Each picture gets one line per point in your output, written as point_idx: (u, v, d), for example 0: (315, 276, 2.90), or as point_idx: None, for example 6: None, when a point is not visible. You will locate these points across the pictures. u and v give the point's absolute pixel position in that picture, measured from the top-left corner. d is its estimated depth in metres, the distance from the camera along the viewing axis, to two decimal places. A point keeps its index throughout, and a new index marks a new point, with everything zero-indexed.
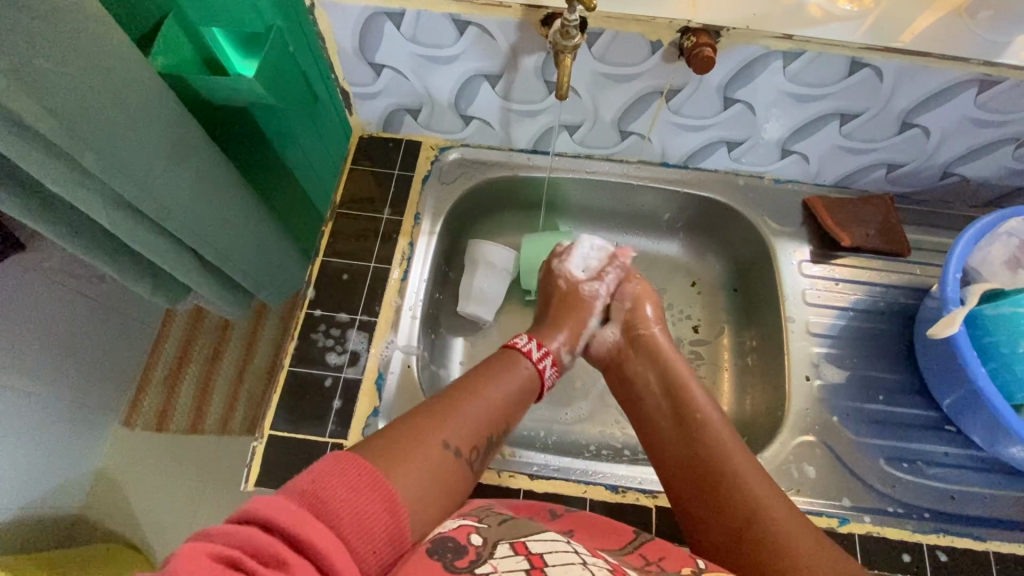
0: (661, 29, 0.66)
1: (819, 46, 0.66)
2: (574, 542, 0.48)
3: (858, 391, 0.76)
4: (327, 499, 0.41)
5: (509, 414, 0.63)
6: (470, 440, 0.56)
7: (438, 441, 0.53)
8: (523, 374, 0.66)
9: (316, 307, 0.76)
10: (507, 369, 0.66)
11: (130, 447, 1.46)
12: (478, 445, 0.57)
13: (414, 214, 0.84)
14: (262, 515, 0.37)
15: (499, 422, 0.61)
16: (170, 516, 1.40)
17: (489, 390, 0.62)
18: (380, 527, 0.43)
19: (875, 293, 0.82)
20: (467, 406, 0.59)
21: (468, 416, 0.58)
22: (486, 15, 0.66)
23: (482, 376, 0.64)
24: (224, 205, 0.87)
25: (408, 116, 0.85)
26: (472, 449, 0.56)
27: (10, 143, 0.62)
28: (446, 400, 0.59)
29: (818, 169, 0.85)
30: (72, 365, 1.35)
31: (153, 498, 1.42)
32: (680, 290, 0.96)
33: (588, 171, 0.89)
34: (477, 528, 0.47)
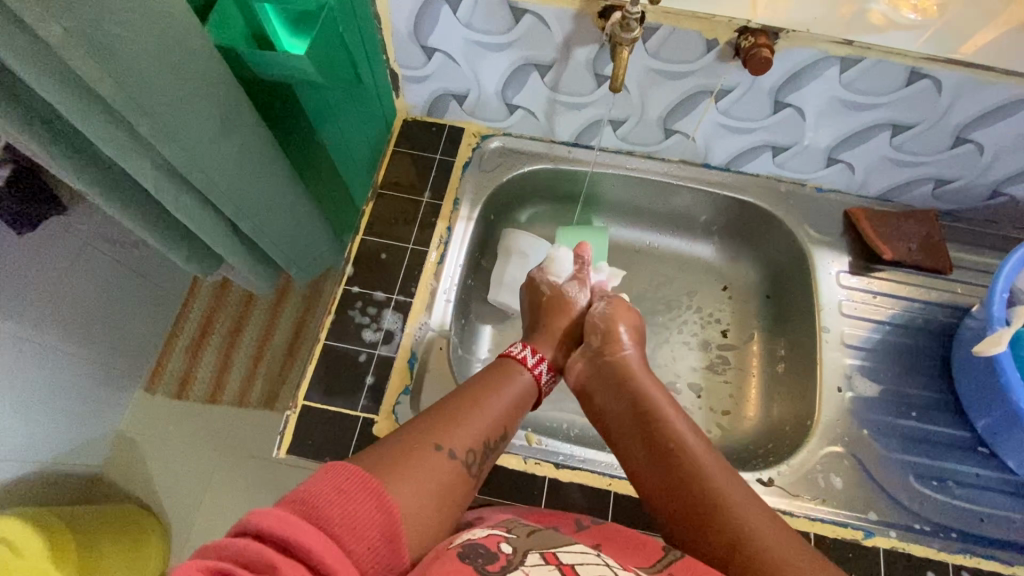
0: (720, 28, 0.66)
1: (880, 53, 0.65)
2: (603, 556, 0.47)
3: (890, 406, 0.75)
4: (317, 502, 0.40)
5: (506, 421, 0.62)
6: (466, 442, 0.55)
7: (432, 446, 0.53)
8: (511, 385, 0.65)
9: (354, 284, 0.77)
10: (495, 383, 0.64)
11: (150, 411, 1.51)
12: (473, 446, 0.56)
13: (453, 199, 0.85)
14: (253, 523, 0.37)
15: (495, 428, 0.60)
16: (190, 481, 1.44)
17: (480, 399, 0.61)
18: (371, 520, 0.42)
19: (913, 309, 0.81)
20: (458, 412, 0.58)
21: (459, 421, 0.57)
22: (544, 3, 0.66)
23: (471, 386, 0.63)
24: (254, 174, 0.90)
25: (453, 102, 0.85)
26: (467, 451, 0.55)
27: (72, 101, 0.64)
28: (440, 409, 0.58)
29: (863, 181, 0.84)
30: (104, 327, 1.39)
31: (172, 462, 1.45)
32: (711, 294, 0.96)
33: (629, 167, 0.89)
34: (505, 539, 0.46)
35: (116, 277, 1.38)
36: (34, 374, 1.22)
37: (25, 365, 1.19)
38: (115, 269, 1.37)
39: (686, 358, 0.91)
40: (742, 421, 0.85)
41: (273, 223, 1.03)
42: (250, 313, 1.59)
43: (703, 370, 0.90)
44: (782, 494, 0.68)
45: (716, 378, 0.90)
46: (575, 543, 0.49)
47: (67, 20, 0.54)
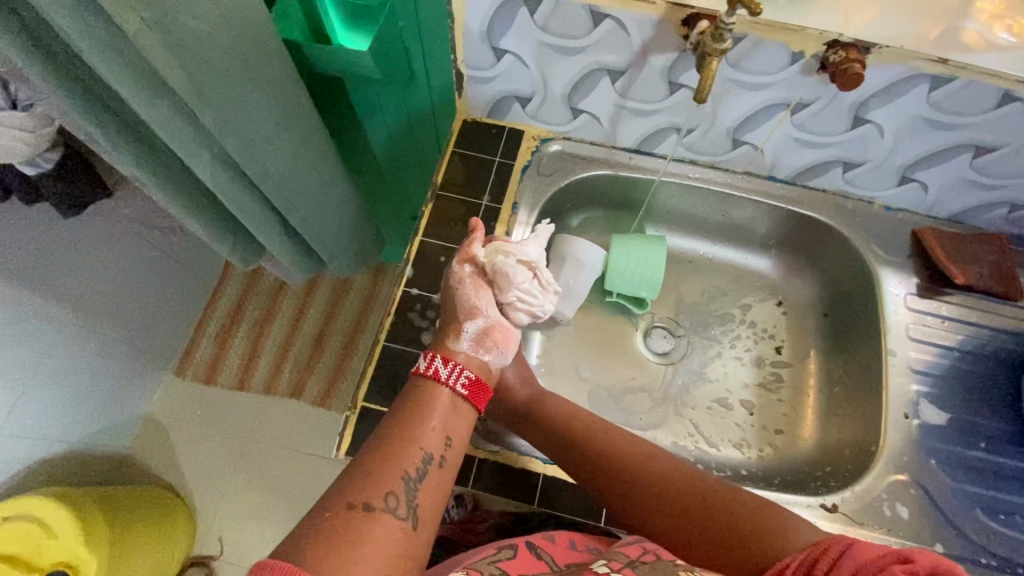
0: (809, 40, 0.63)
1: (974, 74, 0.63)
2: None
3: (957, 436, 0.73)
4: None
5: (435, 446, 0.55)
6: (387, 488, 0.49)
7: (353, 509, 0.47)
8: (427, 408, 0.56)
9: (413, 287, 0.77)
10: (414, 411, 0.56)
11: (180, 396, 1.52)
12: (395, 489, 0.49)
13: (511, 203, 0.84)
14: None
15: (427, 462, 0.53)
16: (217, 466, 1.43)
17: (397, 434, 0.54)
18: None
19: (983, 336, 0.78)
20: (374, 459, 0.52)
21: (377, 468, 0.51)
22: (627, 9, 0.65)
23: (384, 424, 0.55)
24: (297, 164, 0.89)
25: (516, 104, 0.84)
26: (389, 498, 0.49)
27: (145, 92, 0.65)
28: (358, 462, 0.52)
29: (935, 201, 0.82)
30: (141, 311, 1.40)
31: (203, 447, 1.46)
32: (765, 309, 0.94)
33: (690, 177, 0.87)
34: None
35: (155, 261, 1.39)
36: (74, 355, 1.24)
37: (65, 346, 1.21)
38: (153, 254, 1.38)
39: (739, 373, 0.90)
40: (796, 441, 0.84)
41: (314, 215, 1.03)
42: (280, 302, 1.61)
43: (756, 387, 0.89)
44: (847, 522, 0.67)
45: (769, 396, 0.88)
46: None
47: (148, 11, 0.55)
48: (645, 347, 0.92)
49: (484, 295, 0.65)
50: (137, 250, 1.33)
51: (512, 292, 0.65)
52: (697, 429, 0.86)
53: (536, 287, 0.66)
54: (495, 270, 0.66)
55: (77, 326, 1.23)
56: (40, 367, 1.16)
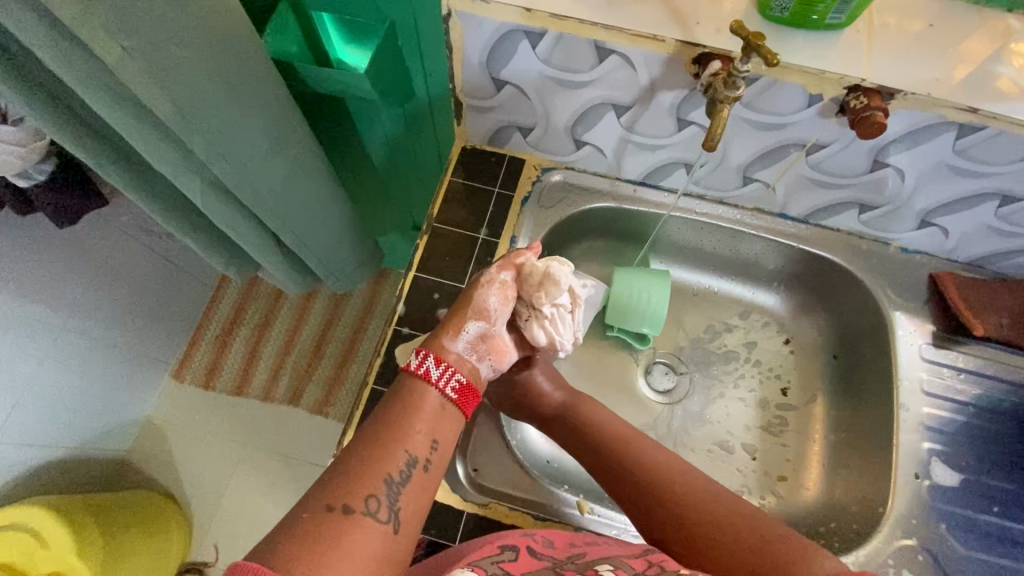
0: (828, 84, 0.59)
1: (1006, 124, 0.58)
2: None
3: (969, 498, 0.70)
4: None
5: (423, 447, 0.51)
6: (372, 491, 0.46)
7: (333, 509, 0.44)
8: (418, 407, 0.52)
9: (404, 325, 0.74)
10: (404, 407, 0.52)
11: (179, 399, 1.50)
12: (377, 492, 0.46)
13: (510, 236, 0.80)
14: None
15: (414, 465, 0.50)
16: (212, 474, 1.43)
17: (384, 433, 0.50)
18: None
19: (999, 390, 0.75)
20: (357, 458, 0.48)
21: (361, 469, 0.47)
22: (635, 46, 0.61)
23: (372, 421, 0.52)
24: (292, 187, 0.86)
25: (517, 134, 0.80)
26: (371, 501, 0.45)
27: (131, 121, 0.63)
28: (343, 461, 0.48)
29: (955, 245, 0.78)
30: (141, 318, 1.38)
31: (199, 452, 1.45)
32: (772, 348, 0.90)
33: (696, 212, 0.83)
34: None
35: (154, 268, 1.37)
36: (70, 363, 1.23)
37: (61, 354, 1.19)
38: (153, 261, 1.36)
39: (742, 415, 0.87)
40: (799, 490, 0.81)
41: (310, 233, 1.00)
42: (279, 308, 1.56)
43: (759, 430, 0.86)
44: None
45: (773, 440, 0.85)
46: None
47: (128, 41, 0.53)
48: (646, 385, 0.89)
49: (501, 299, 0.61)
50: (137, 258, 1.31)
51: (550, 308, 0.60)
52: None
53: (570, 321, 0.63)
54: (545, 273, 0.59)
55: (74, 334, 1.21)
56: (35, 375, 1.15)
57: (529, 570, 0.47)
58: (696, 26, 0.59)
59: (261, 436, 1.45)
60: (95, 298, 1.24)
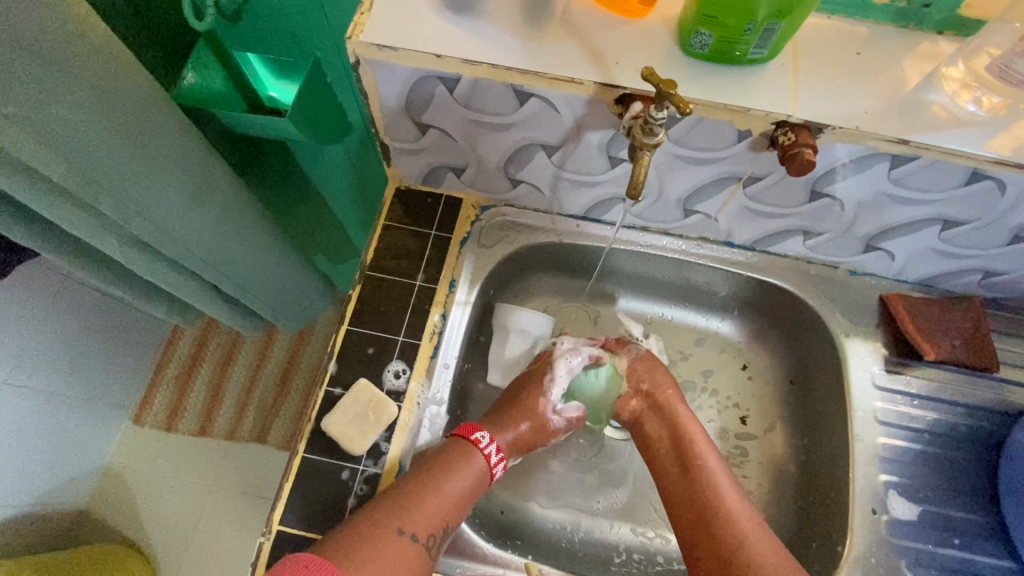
0: (755, 120, 0.57)
1: (938, 154, 0.56)
2: None
3: (928, 531, 0.68)
4: None
5: (468, 499, 0.65)
6: (427, 527, 0.61)
7: (395, 529, 0.60)
8: (475, 463, 0.67)
9: (337, 385, 0.70)
10: (452, 461, 0.66)
11: (141, 445, 1.42)
12: (433, 530, 0.62)
13: (449, 281, 0.77)
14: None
15: (452, 507, 0.64)
16: (178, 516, 1.36)
17: (447, 477, 0.64)
18: None
19: (955, 414, 0.73)
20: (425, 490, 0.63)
21: (425, 503, 0.62)
22: (553, 89, 0.58)
23: (440, 460, 0.66)
24: (225, 233, 0.81)
25: (451, 174, 0.77)
26: (427, 535, 0.61)
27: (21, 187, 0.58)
28: (410, 485, 0.63)
29: (903, 267, 0.76)
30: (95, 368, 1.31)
31: (161, 499, 1.37)
32: (729, 376, 0.88)
33: (641, 244, 0.81)
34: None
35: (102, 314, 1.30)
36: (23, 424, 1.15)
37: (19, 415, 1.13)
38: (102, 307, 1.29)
39: None
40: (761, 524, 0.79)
41: (256, 271, 0.95)
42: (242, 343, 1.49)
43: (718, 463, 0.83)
44: None
45: (733, 473, 0.82)
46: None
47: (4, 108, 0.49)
48: (604, 424, 0.85)
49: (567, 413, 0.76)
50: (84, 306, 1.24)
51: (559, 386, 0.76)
52: (658, 515, 0.80)
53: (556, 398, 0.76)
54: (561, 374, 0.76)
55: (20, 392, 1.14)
56: None
57: None
58: (615, 67, 0.57)
59: (230, 475, 1.38)
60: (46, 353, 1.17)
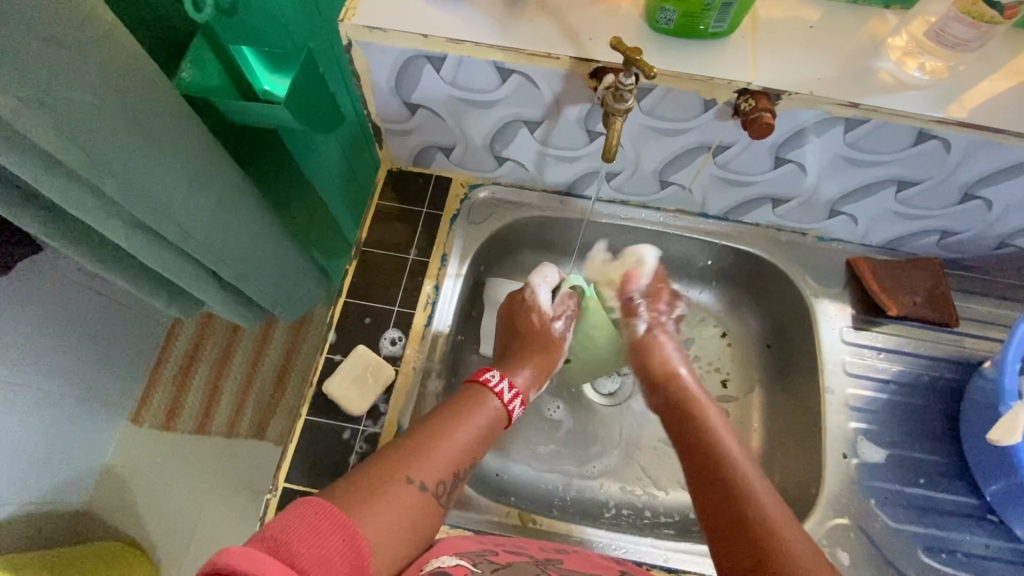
0: (718, 89, 0.62)
1: (887, 115, 0.62)
2: None
3: (895, 472, 0.73)
4: (288, 540, 0.45)
5: (476, 451, 0.64)
6: (437, 474, 0.59)
7: (404, 478, 0.57)
8: (481, 414, 0.66)
9: (336, 353, 0.74)
10: (466, 408, 0.66)
11: (141, 444, 1.38)
12: (443, 478, 0.59)
13: (440, 255, 0.81)
14: (224, 563, 0.39)
15: (462, 456, 0.62)
16: (177, 516, 1.32)
17: (454, 428, 0.63)
18: (338, 553, 0.47)
19: (919, 365, 0.78)
20: (431, 441, 0.61)
21: (431, 452, 0.60)
22: (532, 64, 0.62)
23: (446, 414, 0.64)
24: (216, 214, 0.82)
25: (440, 154, 0.81)
26: (436, 483, 0.59)
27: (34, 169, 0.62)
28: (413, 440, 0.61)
29: (867, 231, 0.81)
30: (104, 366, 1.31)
31: (161, 498, 1.34)
32: (710, 342, 0.92)
33: (622, 218, 0.86)
34: (474, 568, 0.51)
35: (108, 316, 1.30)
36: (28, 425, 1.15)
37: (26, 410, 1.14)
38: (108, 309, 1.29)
39: None
40: None
41: (249, 258, 0.95)
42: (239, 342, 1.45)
43: None
44: None
45: None
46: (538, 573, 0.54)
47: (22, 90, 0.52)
48: (592, 390, 0.90)
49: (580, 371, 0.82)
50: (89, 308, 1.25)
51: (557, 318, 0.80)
52: (645, 473, 0.84)
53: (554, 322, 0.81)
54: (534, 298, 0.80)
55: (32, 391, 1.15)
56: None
57: (513, 560, 0.55)
58: (589, 43, 0.62)
59: (227, 473, 1.34)
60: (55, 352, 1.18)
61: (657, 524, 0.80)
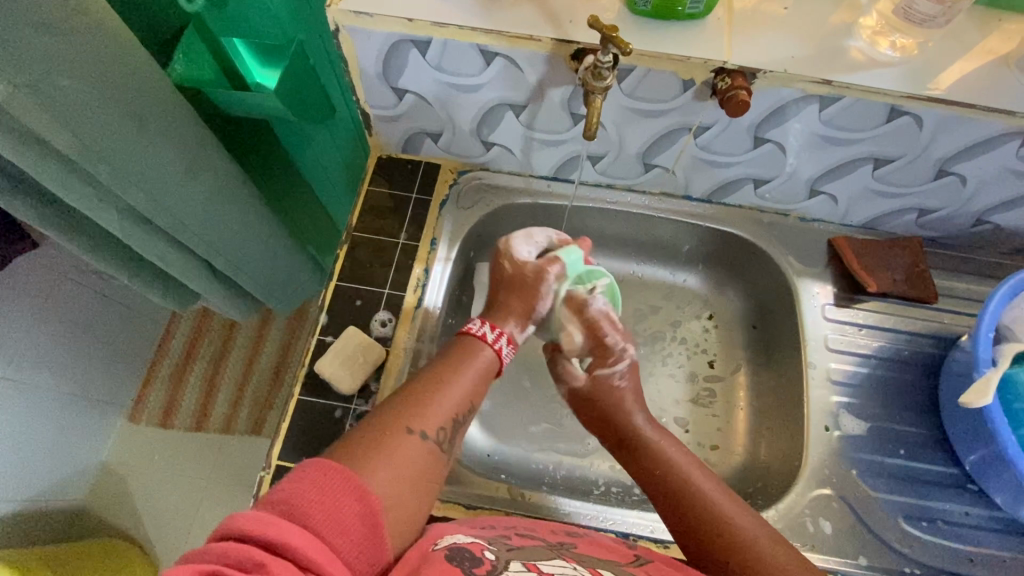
0: (696, 69, 0.64)
1: (859, 92, 0.64)
2: (580, 568, 0.47)
3: (876, 444, 0.74)
4: (295, 501, 0.41)
5: (473, 395, 0.59)
6: (437, 421, 0.54)
7: (402, 429, 0.52)
8: (476, 359, 0.61)
9: (328, 334, 0.76)
10: (458, 355, 0.61)
11: (137, 441, 1.35)
12: (443, 424, 0.55)
13: (430, 239, 0.83)
14: (239, 528, 0.38)
15: (463, 403, 0.58)
16: (176, 511, 1.30)
17: (446, 376, 0.59)
18: (351, 513, 0.42)
19: (899, 341, 0.80)
20: (424, 392, 0.56)
21: (427, 401, 0.56)
22: (514, 47, 0.64)
23: (434, 366, 0.59)
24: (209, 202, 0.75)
25: (428, 140, 0.83)
26: (438, 430, 0.54)
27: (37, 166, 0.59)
28: (402, 395, 0.56)
29: (847, 211, 0.83)
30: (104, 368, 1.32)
31: (159, 496, 1.31)
32: (697, 324, 0.94)
33: (609, 202, 0.87)
34: (489, 547, 0.46)
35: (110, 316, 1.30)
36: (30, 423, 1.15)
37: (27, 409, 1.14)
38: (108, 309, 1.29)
39: (673, 391, 0.89)
40: (729, 456, 0.84)
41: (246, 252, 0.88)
42: (235, 340, 1.41)
43: (688, 403, 0.88)
44: None
45: (703, 412, 0.88)
46: (554, 556, 0.49)
47: None
48: None
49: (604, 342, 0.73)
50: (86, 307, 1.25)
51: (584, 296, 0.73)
52: None
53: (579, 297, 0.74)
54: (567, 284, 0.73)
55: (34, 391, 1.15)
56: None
57: (528, 542, 0.51)
58: (569, 25, 0.63)
59: (228, 470, 1.32)
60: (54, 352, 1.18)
61: (645, 501, 0.81)
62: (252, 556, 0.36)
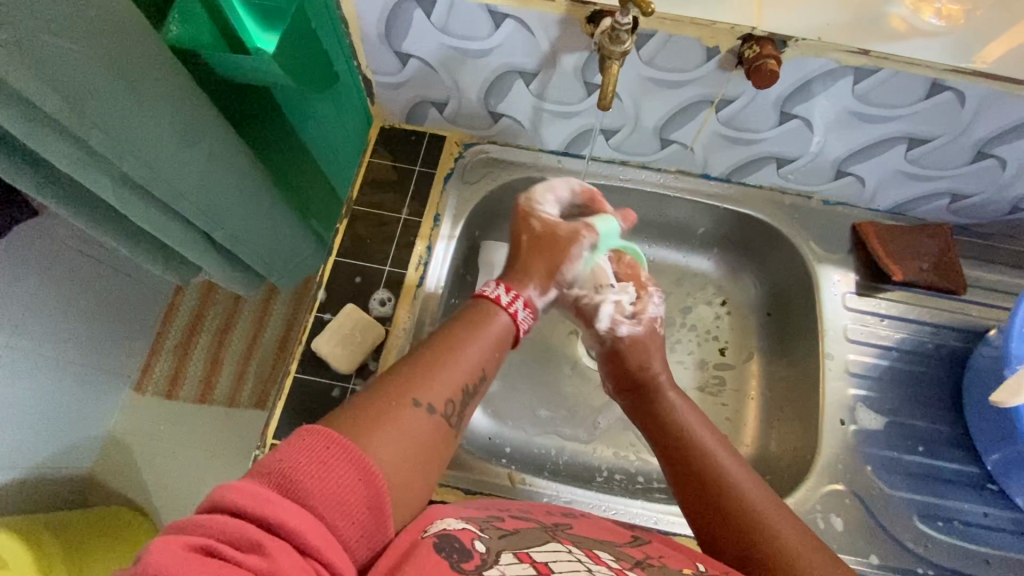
0: (721, 35, 0.59)
1: (898, 65, 0.59)
2: (576, 551, 0.44)
3: (894, 440, 0.71)
4: (297, 474, 0.38)
5: (486, 370, 0.55)
6: (445, 394, 0.51)
7: (408, 402, 0.48)
8: (492, 332, 0.57)
9: (326, 311, 0.73)
10: (476, 325, 0.57)
11: (141, 412, 1.33)
12: (453, 398, 0.51)
13: (434, 215, 0.79)
14: (229, 499, 0.35)
15: (476, 375, 0.54)
16: (180, 482, 1.28)
17: (460, 344, 0.54)
18: (355, 494, 0.40)
19: (923, 332, 0.76)
20: (433, 363, 0.52)
21: (435, 371, 0.52)
22: (525, 8, 0.60)
23: (451, 329, 0.56)
24: (213, 174, 0.69)
25: (433, 109, 0.80)
26: (446, 404, 0.51)
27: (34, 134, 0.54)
28: (412, 363, 0.52)
29: (874, 194, 0.79)
30: (116, 342, 1.29)
31: (161, 467, 1.30)
32: (709, 311, 0.90)
33: (621, 178, 0.83)
34: (480, 534, 0.43)
35: (119, 290, 1.26)
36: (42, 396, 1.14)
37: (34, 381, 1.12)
38: (119, 284, 1.25)
39: (682, 378, 0.86)
40: (739, 447, 0.81)
41: (250, 227, 0.82)
42: (239, 313, 1.38)
43: (699, 391, 0.85)
44: None
45: (713, 401, 0.85)
46: (549, 539, 0.46)
47: None
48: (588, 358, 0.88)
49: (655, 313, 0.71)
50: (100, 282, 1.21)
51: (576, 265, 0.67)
52: (638, 439, 0.83)
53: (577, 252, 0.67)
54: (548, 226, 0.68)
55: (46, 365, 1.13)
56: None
57: (520, 526, 0.48)
58: None
59: (230, 441, 1.30)
60: (67, 324, 1.16)
61: (648, 489, 0.79)
62: (246, 534, 0.34)
